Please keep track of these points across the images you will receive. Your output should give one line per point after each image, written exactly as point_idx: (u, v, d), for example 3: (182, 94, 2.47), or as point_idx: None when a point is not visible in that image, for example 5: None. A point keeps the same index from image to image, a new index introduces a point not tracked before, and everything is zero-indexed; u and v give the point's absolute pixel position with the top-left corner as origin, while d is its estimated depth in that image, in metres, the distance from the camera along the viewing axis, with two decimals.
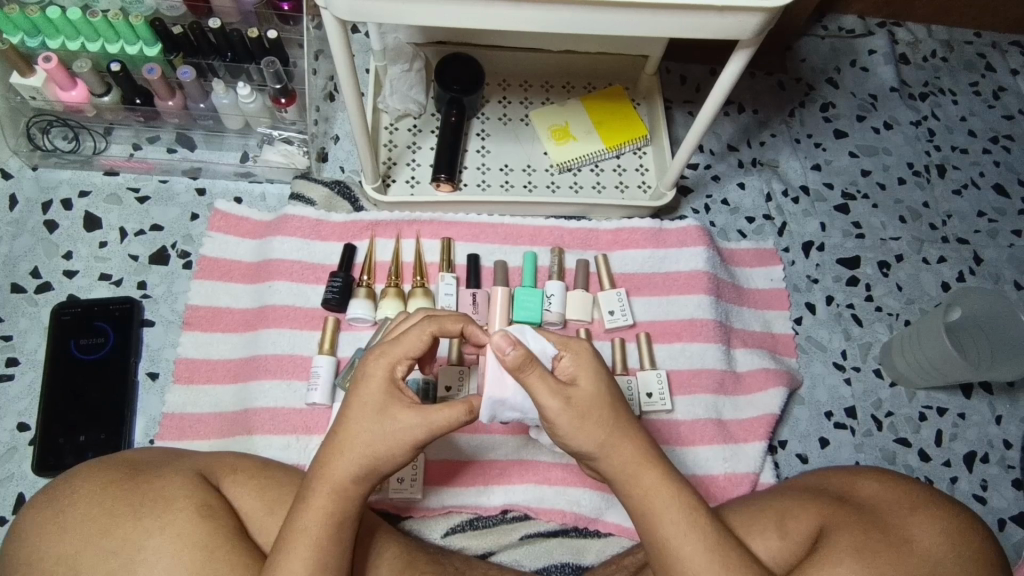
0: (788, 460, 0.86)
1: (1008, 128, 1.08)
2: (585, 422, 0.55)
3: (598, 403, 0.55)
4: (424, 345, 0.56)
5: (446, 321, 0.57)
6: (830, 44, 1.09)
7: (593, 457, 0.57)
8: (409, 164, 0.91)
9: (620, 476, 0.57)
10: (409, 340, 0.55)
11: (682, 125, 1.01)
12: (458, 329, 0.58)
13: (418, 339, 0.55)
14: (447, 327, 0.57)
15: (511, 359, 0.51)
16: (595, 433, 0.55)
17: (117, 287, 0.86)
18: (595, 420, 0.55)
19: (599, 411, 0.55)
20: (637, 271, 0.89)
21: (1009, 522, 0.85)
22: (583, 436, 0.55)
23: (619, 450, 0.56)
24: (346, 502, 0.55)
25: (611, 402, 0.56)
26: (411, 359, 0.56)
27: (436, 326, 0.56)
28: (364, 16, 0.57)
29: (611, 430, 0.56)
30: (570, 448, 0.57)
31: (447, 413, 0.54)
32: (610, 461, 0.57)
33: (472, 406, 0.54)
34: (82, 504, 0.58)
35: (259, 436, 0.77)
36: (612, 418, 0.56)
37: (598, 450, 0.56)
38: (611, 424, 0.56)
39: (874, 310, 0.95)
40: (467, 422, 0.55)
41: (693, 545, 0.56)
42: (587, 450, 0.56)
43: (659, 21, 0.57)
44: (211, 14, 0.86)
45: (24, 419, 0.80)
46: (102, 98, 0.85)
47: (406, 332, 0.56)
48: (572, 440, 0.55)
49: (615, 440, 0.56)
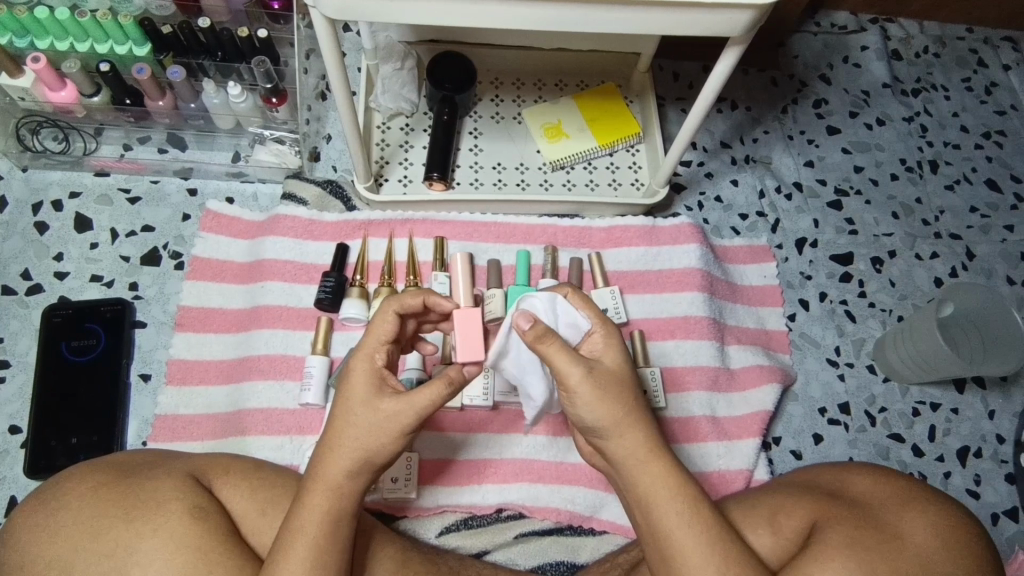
0: (782, 456, 0.86)
1: (1000, 123, 1.08)
2: (605, 396, 0.55)
3: (618, 381, 0.56)
4: (393, 325, 0.56)
5: (405, 297, 0.57)
6: (823, 40, 1.09)
7: (604, 435, 0.57)
8: (401, 164, 0.91)
9: (629, 460, 0.57)
10: (378, 326, 0.56)
11: (675, 123, 1.01)
12: (421, 302, 0.58)
13: (384, 324, 0.56)
14: (407, 302, 0.57)
15: (530, 334, 0.53)
16: (611, 410, 0.55)
17: (108, 289, 0.86)
18: (614, 396, 0.56)
19: (619, 389, 0.56)
20: (630, 269, 0.89)
21: (1002, 517, 0.85)
22: (599, 409, 0.55)
23: (631, 433, 0.56)
24: (342, 499, 0.54)
25: (631, 384, 0.57)
26: (387, 345, 0.56)
27: (397, 305, 0.56)
28: (353, 15, 0.57)
29: (627, 409, 0.56)
30: (582, 421, 0.57)
31: (428, 393, 0.53)
32: (619, 444, 0.57)
33: (450, 378, 0.53)
34: (73, 507, 0.58)
35: (252, 437, 0.77)
36: (629, 397, 0.56)
37: (611, 427, 0.56)
38: (627, 405, 0.56)
39: (867, 306, 0.95)
40: (450, 395, 0.54)
41: (694, 538, 0.55)
42: (601, 426, 0.56)
43: (650, 18, 0.57)
44: (201, 14, 0.86)
45: (15, 422, 0.80)
46: (92, 98, 0.84)
47: (373, 320, 0.56)
48: (587, 413, 0.56)
49: (628, 422, 0.56)
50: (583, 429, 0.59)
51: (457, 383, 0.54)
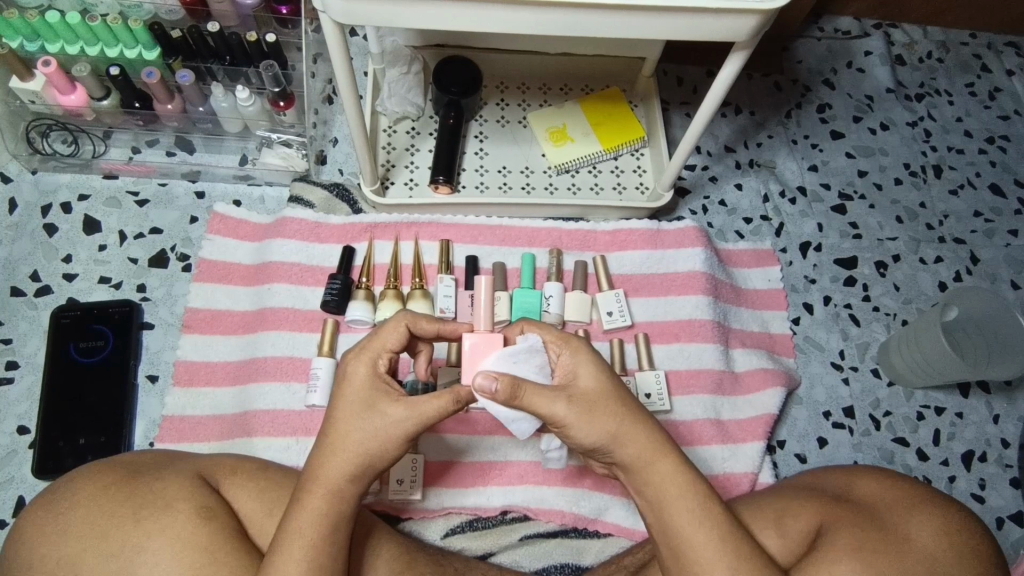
0: (787, 460, 0.86)
1: (1004, 128, 1.08)
2: (595, 413, 0.54)
3: (603, 395, 0.55)
4: (400, 336, 0.57)
5: (421, 317, 0.58)
6: (827, 45, 1.09)
7: (605, 449, 0.56)
8: (407, 167, 0.91)
9: (635, 464, 0.56)
10: (386, 334, 0.57)
11: (680, 126, 1.02)
12: (434, 330, 0.59)
13: (393, 332, 0.57)
14: (421, 324, 0.58)
15: (499, 392, 0.51)
16: (607, 424, 0.55)
17: (116, 291, 0.86)
18: (605, 412, 0.55)
19: (608, 403, 0.55)
20: (634, 272, 0.89)
21: (1007, 521, 0.85)
22: (594, 428, 0.54)
23: (632, 440, 0.56)
24: (341, 502, 0.55)
25: (617, 390, 0.56)
26: (390, 353, 0.57)
27: (410, 319, 0.57)
28: (362, 20, 0.57)
29: (622, 420, 0.55)
30: (580, 441, 0.56)
31: (435, 404, 0.54)
32: (622, 451, 0.56)
33: (456, 396, 0.54)
34: (83, 507, 0.58)
35: (259, 438, 0.78)
36: (622, 407, 0.55)
37: (609, 441, 0.55)
38: (621, 413, 0.55)
39: (871, 311, 0.95)
40: (456, 411, 0.55)
41: (706, 534, 0.55)
42: (600, 441, 0.55)
43: (656, 24, 0.57)
44: (210, 19, 0.87)
45: (24, 423, 0.80)
46: (102, 102, 0.86)
47: (380, 327, 0.57)
48: (583, 434, 0.54)
49: (627, 432, 0.55)
50: (587, 449, 0.58)
51: (463, 402, 0.55)
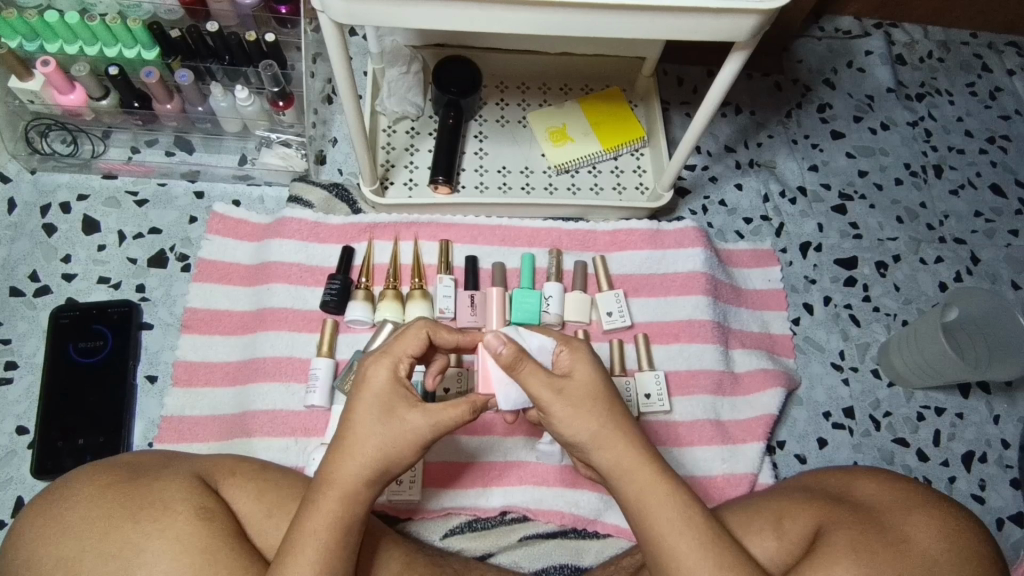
0: (787, 460, 0.86)
1: (1004, 128, 1.08)
2: (580, 410, 0.55)
3: (592, 395, 0.56)
4: (420, 344, 0.57)
5: (441, 327, 0.58)
6: (827, 44, 1.09)
7: (584, 449, 0.57)
8: (407, 167, 0.91)
9: (614, 470, 0.56)
10: (408, 340, 0.57)
11: (680, 126, 1.02)
12: (453, 341, 0.59)
13: (416, 338, 0.57)
14: (443, 335, 0.59)
15: (504, 355, 0.53)
16: (589, 424, 0.55)
17: (114, 291, 0.86)
18: (589, 410, 0.55)
19: (592, 404, 0.56)
20: (633, 273, 0.89)
21: (1007, 522, 0.85)
22: (577, 424, 0.55)
23: (612, 444, 0.56)
24: (355, 505, 0.54)
25: (606, 392, 0.57)
26: (411, 359, 0.57)
27: (433, 327, 0.58)
28: (362, 20, 0.57)
29: (604, 422, 0.56)
30: (562, 437, 0.57)
31: (452, 414, 0.55)
32: (602, 455, 0.56)
33: (474, 404, 0.55)
34: (82, 508, 0.58)
35: (258, 438, 0.77)
36: (607, 409, 0.56)
37: (590, 441, 0.56)
38: (605, 415, 0.56)
39: (872, 311, 0.95)
40: (471, 420, 0.56)
41: (688, 544, 0.55)
42: (581, 439, 0.56)
43: (655, 24, 0.57)
44: (209, 18, 0.87)
45: (23, 423, 0.80)
46: (101, 101, 0.86)
47: (404, 332, 0.57)
48: (564, 427, 0.55)
49: (609, 434, 0.56)
50: (569, 447, 0.59)
51: (479, 411, 0.56)
